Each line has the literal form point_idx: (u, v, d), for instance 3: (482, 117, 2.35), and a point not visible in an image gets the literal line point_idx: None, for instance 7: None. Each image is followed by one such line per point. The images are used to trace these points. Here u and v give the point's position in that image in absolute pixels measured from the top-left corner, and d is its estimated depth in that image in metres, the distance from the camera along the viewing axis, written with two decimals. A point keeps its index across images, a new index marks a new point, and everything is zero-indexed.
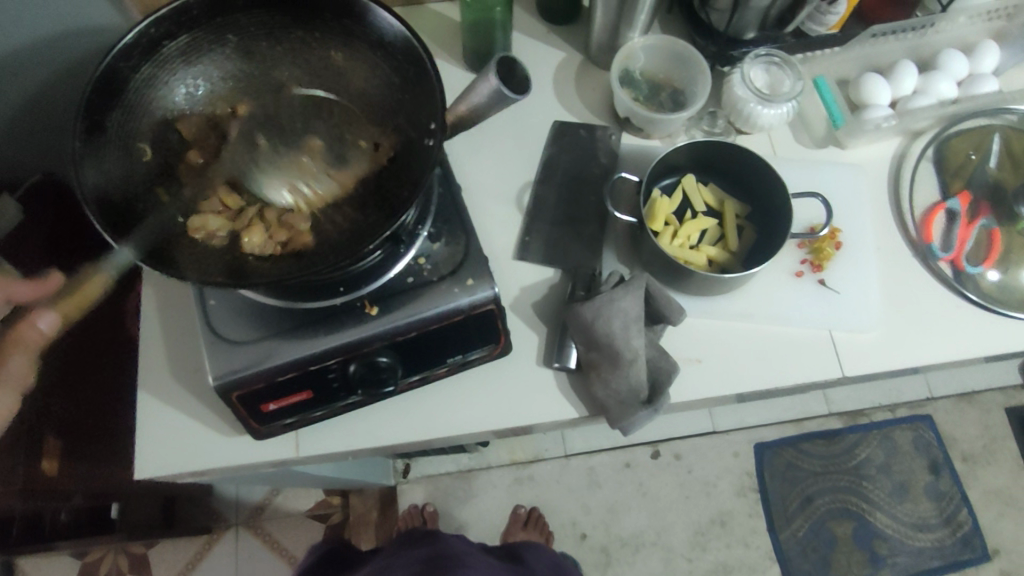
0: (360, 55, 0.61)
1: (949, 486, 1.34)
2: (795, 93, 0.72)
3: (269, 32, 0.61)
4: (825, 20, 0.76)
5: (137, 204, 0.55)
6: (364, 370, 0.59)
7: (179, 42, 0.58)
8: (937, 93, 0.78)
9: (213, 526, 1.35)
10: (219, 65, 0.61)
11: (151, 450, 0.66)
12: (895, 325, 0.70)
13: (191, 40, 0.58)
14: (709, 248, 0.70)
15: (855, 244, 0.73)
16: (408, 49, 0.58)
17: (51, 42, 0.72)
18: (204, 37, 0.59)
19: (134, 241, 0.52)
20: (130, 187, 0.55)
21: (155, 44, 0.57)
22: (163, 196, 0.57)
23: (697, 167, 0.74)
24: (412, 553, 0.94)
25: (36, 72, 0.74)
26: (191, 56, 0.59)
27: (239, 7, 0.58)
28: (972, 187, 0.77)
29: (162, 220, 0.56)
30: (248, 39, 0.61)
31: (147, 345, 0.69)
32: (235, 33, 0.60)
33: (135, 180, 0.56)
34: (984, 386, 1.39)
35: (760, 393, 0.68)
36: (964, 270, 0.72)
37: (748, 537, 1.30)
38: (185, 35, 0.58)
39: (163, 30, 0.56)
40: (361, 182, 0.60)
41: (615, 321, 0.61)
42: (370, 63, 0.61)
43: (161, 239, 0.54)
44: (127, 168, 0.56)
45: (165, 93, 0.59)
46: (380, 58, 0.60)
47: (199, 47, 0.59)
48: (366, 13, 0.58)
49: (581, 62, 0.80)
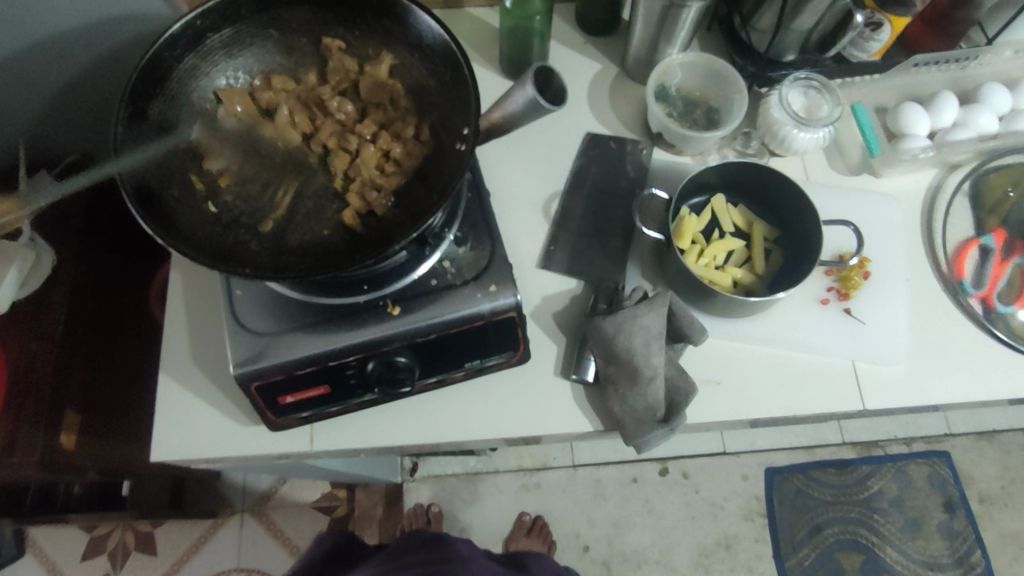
0: (397, 56, 0.62)
1: (963, 526, 1.31)
2: (833, 118, 0.71)
3: (311, 29, 0.62)
4: (868, 46, 0.74)
5: (172, 190, 0.56)
6: (382, 369, 0.60)
7: (223, 34, 0.59)
8: (976, 126, 0.76)
9: (219, 511, 1.36)
10: (260, 58, 0.62)
11: (167, 434, 0.66)
12: (921, 360, 0.68)
13: (235, 33, 0.60)
14: (735, 269, 0.69)
15: (884, 274, 0.72)
16: (446, 51, 0.59)
17: (100, 28, 0.74)
18: (246, 30, 0.60)
19: (167, 227, 0.53)
20: (166, 173, 0.56)
21: (200, 35, 0.58)
22: (198, 184, 0.58)
23: (728, 188, 0.73)
24: (405, 556, 0.94)
25: (82, 54, 0.76)
26: (233, 48, 0.60)
27: (283, 3, 0.60)
28: (1007, 226, 0.76)
29: (194, 208, 0.56)
30: (291, 35, 0.62)
31: (171, 329, 0.70)
32: (278, 29, 0.61)
33: (172, 167, 0.57)
34: (1006, 426, 1.36)
35: (777, 420, 0.68)
36: (994, 309, 0.71)
37: (753, 562, 1.29)
38: (229, 27, 0.59)
39: (209, 22, 0.58)
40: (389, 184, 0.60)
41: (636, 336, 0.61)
42: (408, 65, 0.62)
43: (193, 227, 0.55)
44: (165, 154, 0.57)
45: (207, 84, 0.60)
46: (416, 59, 0.61)
47: (242, 39, 0.60)
48: (407, 14, 0.59)
49: (616, 75, 0.80)
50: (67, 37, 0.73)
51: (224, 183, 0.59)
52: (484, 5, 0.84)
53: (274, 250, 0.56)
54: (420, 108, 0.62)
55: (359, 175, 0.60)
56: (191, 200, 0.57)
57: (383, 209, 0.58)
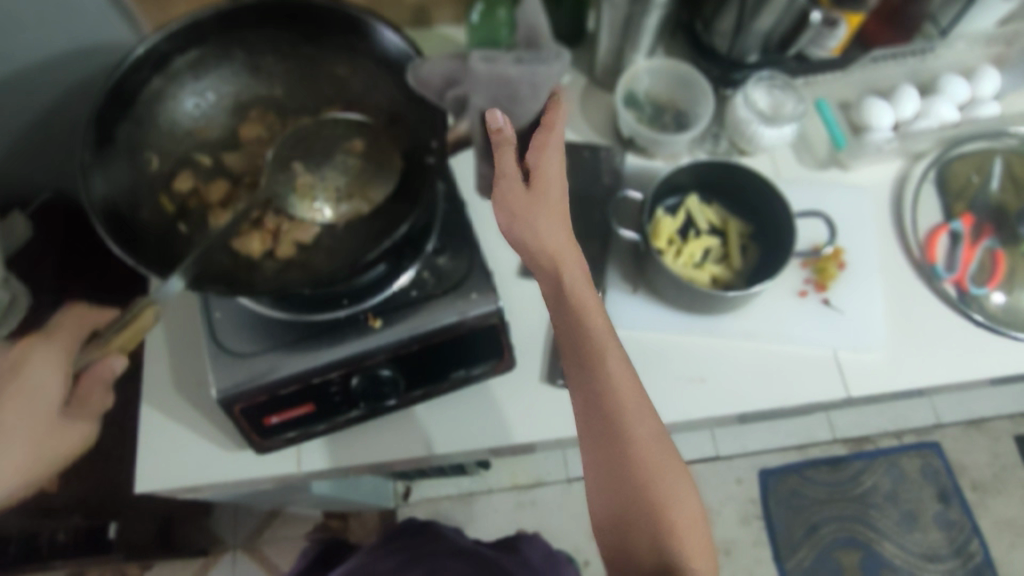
0: (363, 67, 0.64)
1: (959, 515, 1.31)
2: (798, 115, 0.73)
3: (276, 49, 0.64)
4: (825, 43, 0.77)
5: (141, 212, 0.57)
6: (366, 384, 0.59)
7: (189, 56, 0.61)
8: (937, 116, 0.78)
9: (211, 549, 1.33)
10: (225, 80, 0.65)
11: (151, 466, 0.65)
12: (899, 345, 0.69)
13: (201, 55, 0.61)
14: (713, 266, 0.70)
15: (858, 266, 0.73)
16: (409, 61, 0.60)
17: (63, 59, 0.73)
18: (212, 53, 0.62)
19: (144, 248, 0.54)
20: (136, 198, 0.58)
21: (165, 57, 0.59)
22: (165, 203, 0.60)
23: (701, 188, 0.75)
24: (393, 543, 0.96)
25: (50, 88, 0.74)
26: (199, 70, 0.62)
27: (247, 25, 0.61)
28: (975, 210, 0.77)
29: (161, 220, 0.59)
30: (256, 55, 0.64)
31: (152, 360, 0.69)
32: (244, 49, 0.63)
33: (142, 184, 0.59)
34: (992, 413, 1.38)
35: (763, 414, 0.68)
36: (968, 291, 0.72)
37: (753, 567, 1.28)
38: (194, 49, 0.61)
39: (173, 45, 0.59)
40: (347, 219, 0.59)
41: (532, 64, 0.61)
42: (376, 80, 0.64)
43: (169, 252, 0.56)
44: (134, 175, 0.59)
45: (174, 105, 0.62)
46: (382, 72, 0.63)
47: (208, 60, 0.62)
48: (371, 32, 0.61)
49: (585, 84, 0.82)
50: (33, 75, 0.72)
51: (193, 203, 0.62)
52: (452, 22, 0.85)
53: (274, 270, 0.57)
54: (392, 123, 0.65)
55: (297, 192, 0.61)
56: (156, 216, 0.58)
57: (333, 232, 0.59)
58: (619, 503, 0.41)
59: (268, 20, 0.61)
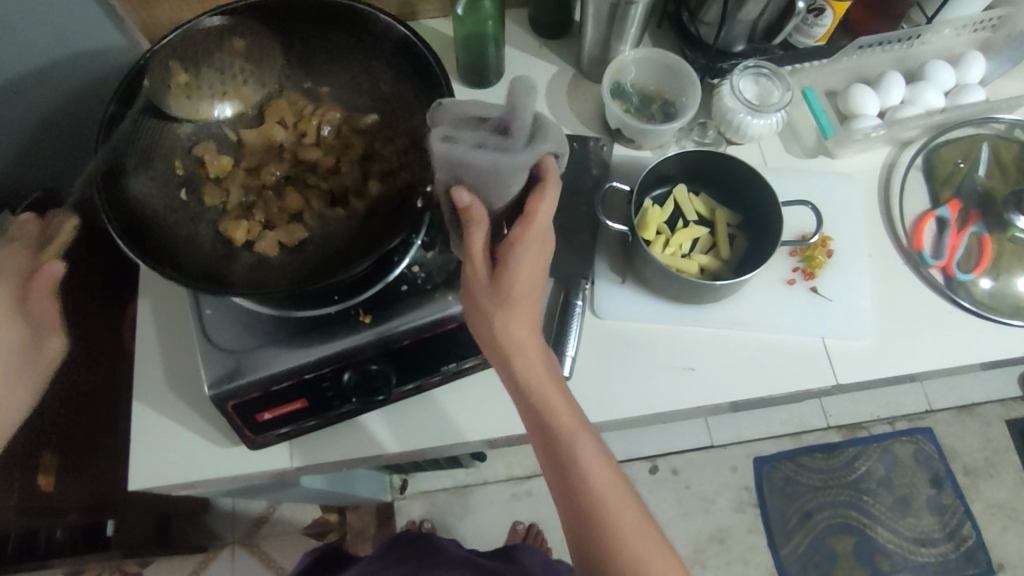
0: (395, 82, 0.65)
1: (952, 499, 1.32)
2: (784, 104, 0.73)
3: (325, 49, 0.67)
4: (812, 32, 0.78)
5: (146, 177, 0.59)
6: (358, 379, 0.59)
7: (245, 35, 0.63)
8: (924, 102, 0.79)
9: (209, 545, 1.33)
10: (272, 67, 0.66)
11: (144, 464, 0.65)
12: (887, 332, 0.70)
13: (255, 37, 0.64)
14: (701, 256, 0.70)
15: (847, 252, 0.73)
16: (430, 72, 0.61)
17: (62, 68, 0.72)
18: (264, 38, 0.64)
19: (135, 208, 0.56)
20: (150, 158, 0.60)
21: (225, 30, 0.62)
22: (178, 171, 0.62)
23: (688, 178, 0.75)
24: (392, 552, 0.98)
25: (46, 95, 0.73)
26: (253, 50, 0.64)
27: (306, 20, 0.64)
28: (961, 196, 0.77)
29: (165, 190, 0.60)
30: (302, 51, 0.67)
31: (142, 356, 0.70)
32: (299, 41, 0.66)
33: (160, 146, 0.61)
34: (984, 397, 1.39)
35: (753, 402, 0.68)
36: (955, 278, 0.72)
37: (748, 554, 1.30)
38: (252, 30, 0.63)
39: (235, 21, 0.62)
40: (336, 228, 0.61)
41: (499, 152, 0.44)
42: (404, 95, 0.65)
43: (163, 221, 0.58)
44: (156, 136, 0.61)
45: (220, 77, 0.64)
46: (410, 92, 0.64)
47: (262, 43, 0.65)
48: (407, 45, 0.62)
49: (572, 75, 0.82)
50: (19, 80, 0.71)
51: (203, 175, 0.63)
52: (439, 15, 0.85)
53: (256, 269, 0.57)
54: (410, 139, 0.64)
55: (293, 198, 0.62)
56: (163, 182, 0.61)
57: (324, 239, 0.60)
58: (566, 492, 0.54)
59: (323, 17, 0.64)
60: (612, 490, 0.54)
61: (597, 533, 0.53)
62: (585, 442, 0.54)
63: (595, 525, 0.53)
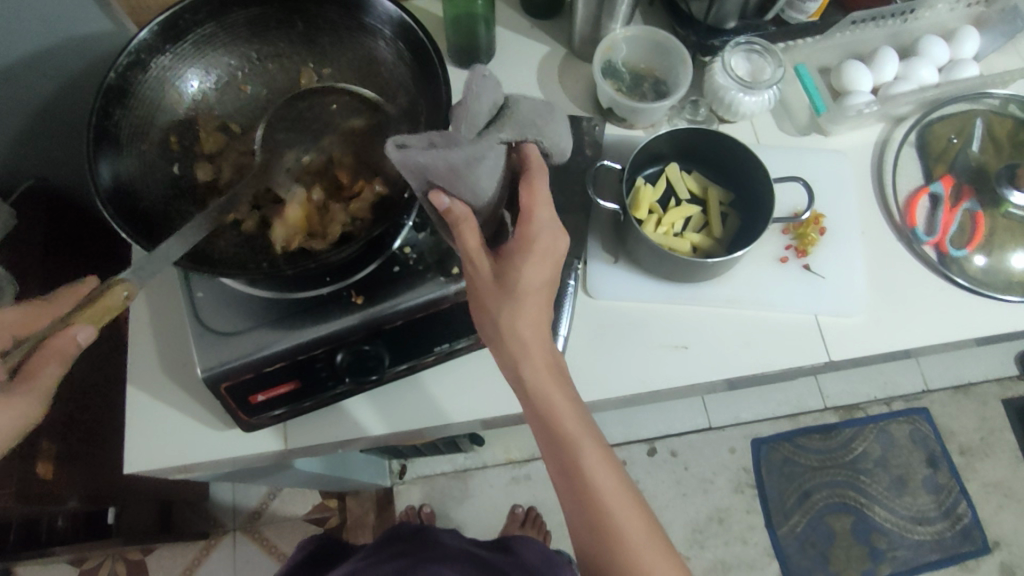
0: (395, 68, 0.64)
1: (948, 478, 1.33)
2: (776, 80, 0.72)
3: (327, 26, 0.65)
4: (805, 7, 0.77)
5: (139, 149, 0.59)
6: (353, 359, 0.59)
7: (248, 11, 0.62)
8: (918, 79, 0.79)
9: (211, 532, 1.34)
10: (272, 44, 0.65)
11: (141, 446, 0.66)
12: (881, 307, 0.70)
13: (259, 13, 0.63)
14: (693, 235, 0.71)
15: (841, 228, 0.73)
16: (427, 58, 0.61)
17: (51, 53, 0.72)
18: (266, 14, 0.63)
19: (124, 181, 0.56)
20: (141, 130, 0.60)
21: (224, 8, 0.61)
22: (173, 145, 0.62)
23: (680, 156, 0.75)
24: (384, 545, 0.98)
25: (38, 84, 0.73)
26: (256, 26, 0.64)
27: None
28: (955, 172, 0.77)
29: (156, 163, 0.60)
30: (303, 31, 0.65)
31: (136, 339, 0.70)
32: (302, 21, 0.64)
33: (155, 119, 0.61)
34: (981, 377, 1.39)
35: (748, 379, 0.68)
36: (948, 253, 0.72)
37: (747, 534, 1.30)
38: (255, 8, 0.62)
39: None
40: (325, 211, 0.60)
41: (458, 149, 0.46)
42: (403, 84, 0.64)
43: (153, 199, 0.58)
44: (152, 109, 0.61)
45: (218, 56, 0.64)
46: (411, 78, 0.63)
47: (265, 21, 0.64)
48: (408, 31, 0.61)
49: (564, 56, 0.81)
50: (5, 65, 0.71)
51: (197, 150, 0.63)
52: None
53: (240, 249, 0.58)
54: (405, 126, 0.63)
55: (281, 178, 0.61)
56: (155, 155, 0.60)
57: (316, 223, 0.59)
58: (568, 492, 0.54)
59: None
60: (620, 501, 0.54)
61: (599, 531, 0.53)
62: (596, 458, 0.53)
63: (597, 524, 0.53)
